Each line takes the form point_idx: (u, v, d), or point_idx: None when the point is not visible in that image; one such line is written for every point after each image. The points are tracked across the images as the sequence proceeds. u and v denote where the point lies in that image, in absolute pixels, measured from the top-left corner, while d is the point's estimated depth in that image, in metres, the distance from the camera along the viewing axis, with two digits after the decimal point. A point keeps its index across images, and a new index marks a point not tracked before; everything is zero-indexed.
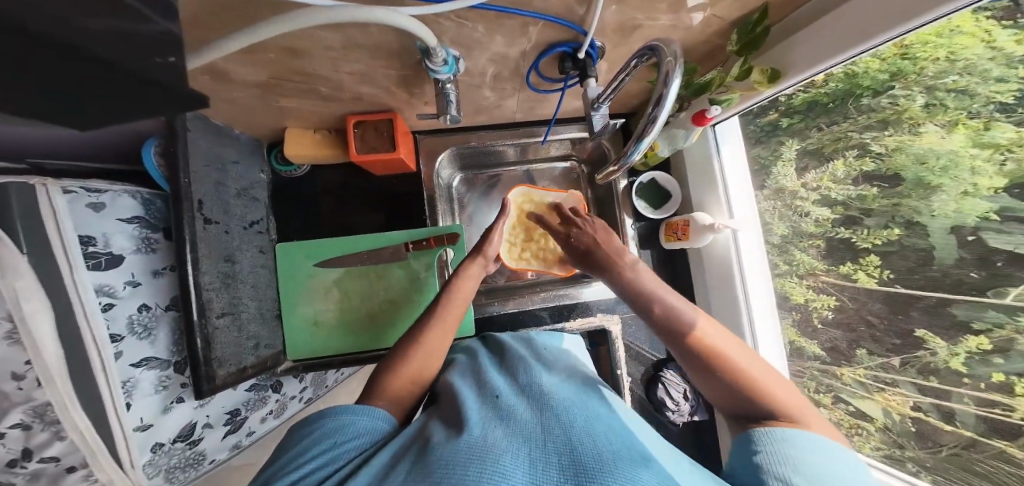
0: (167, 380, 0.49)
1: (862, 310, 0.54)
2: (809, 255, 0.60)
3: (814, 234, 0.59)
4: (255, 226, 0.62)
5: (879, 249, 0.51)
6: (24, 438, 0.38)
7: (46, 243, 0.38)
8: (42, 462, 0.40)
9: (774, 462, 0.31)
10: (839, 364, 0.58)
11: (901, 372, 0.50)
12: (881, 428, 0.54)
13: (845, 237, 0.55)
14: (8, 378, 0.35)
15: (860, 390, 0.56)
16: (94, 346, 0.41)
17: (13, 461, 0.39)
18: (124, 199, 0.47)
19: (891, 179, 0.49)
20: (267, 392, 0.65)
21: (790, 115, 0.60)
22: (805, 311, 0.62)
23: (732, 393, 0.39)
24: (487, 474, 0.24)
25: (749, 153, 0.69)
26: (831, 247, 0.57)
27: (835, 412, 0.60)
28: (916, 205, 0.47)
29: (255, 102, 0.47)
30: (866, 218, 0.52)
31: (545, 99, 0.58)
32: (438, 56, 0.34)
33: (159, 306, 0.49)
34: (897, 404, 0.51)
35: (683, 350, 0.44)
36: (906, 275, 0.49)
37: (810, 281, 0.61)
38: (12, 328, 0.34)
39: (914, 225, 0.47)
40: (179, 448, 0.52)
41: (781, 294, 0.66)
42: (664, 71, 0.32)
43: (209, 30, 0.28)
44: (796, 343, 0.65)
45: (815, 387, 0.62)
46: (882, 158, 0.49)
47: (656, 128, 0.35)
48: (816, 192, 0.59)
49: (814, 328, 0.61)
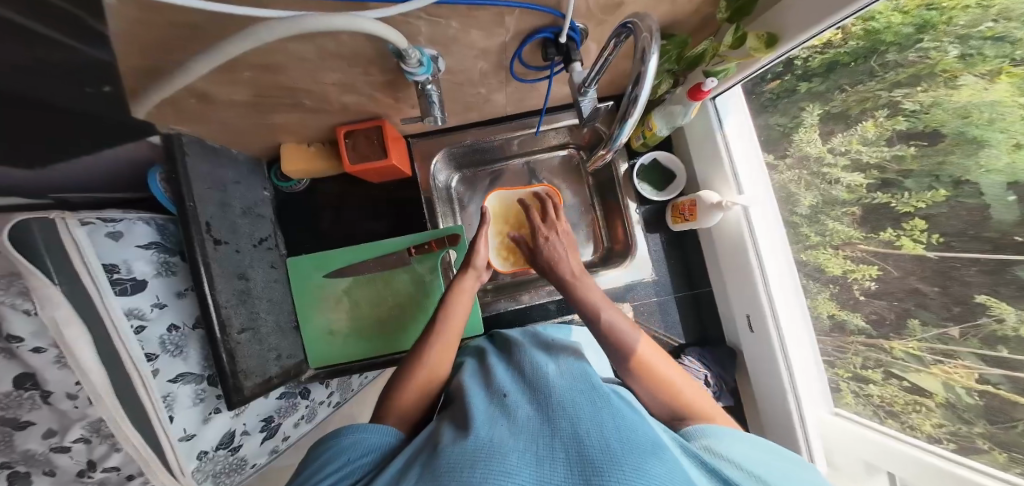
0: (202, 393, 0.52)
1: (907, 279, 0.50)
2: (843, 224, 0.56)
3: (848, 201, 0.55)
4: (265, 242, 0.64)
5: (923, 212, 0.46)
6: (87, 451, 0.42)
7: (74, 272, 0.39)
8: (105, 471, 0.44)
9: (725, 445, 0.31)
10: (887, 337, 0.53)
11: (962, 343, 0.44)
12: (944, 404, 0.47)
13: (883, 202, 0.50)
14: (65, 398, 0.39)
15: (914, 364, 0.50)
16: (132, 366, 0.43)
17: (81, 472, 0.43)
18: (140, 226, 0.49)
19: (930, 136, 0.44)
20: (296, 399, 0.68)
21: (808, 79, 0.56)
22: (844, 283, 0.58)
23: (665, 404, 0.40)
24: (493, 474, 0.23)
25: (767, 123, 0.66)
26: (867, 216, 0.53)
27: (887, 388, 0.54)
28: (961, 162, 0.42)
29: (247, 121, 0.47)
30: (905, 179, 0.47)
31: (534, 89, 0.56)
32: (413, 58, 0.33)
33: (187, 325, 0.52)
34: (962, 378, 0.45)
35: (620, 361, 0.44)
36: (958, 236, 0.44)
37: (847, 252, 0.56)
38: (59, 354, 0.37)
39: (963, 183, 0.42)
40: (222, 455, 0.55)
41: (815, 267, 0.62)
42: (641, 48, 0.29)
43: (176, 51, 0.28)
44: (836, 317, 0.60)
45: (861, 364, 0.57)
46: (918, 116, 0.44)
47: (639, 107, 0.33)
48: (845, 156, 0.54)
49: (856, 300, 0.57)
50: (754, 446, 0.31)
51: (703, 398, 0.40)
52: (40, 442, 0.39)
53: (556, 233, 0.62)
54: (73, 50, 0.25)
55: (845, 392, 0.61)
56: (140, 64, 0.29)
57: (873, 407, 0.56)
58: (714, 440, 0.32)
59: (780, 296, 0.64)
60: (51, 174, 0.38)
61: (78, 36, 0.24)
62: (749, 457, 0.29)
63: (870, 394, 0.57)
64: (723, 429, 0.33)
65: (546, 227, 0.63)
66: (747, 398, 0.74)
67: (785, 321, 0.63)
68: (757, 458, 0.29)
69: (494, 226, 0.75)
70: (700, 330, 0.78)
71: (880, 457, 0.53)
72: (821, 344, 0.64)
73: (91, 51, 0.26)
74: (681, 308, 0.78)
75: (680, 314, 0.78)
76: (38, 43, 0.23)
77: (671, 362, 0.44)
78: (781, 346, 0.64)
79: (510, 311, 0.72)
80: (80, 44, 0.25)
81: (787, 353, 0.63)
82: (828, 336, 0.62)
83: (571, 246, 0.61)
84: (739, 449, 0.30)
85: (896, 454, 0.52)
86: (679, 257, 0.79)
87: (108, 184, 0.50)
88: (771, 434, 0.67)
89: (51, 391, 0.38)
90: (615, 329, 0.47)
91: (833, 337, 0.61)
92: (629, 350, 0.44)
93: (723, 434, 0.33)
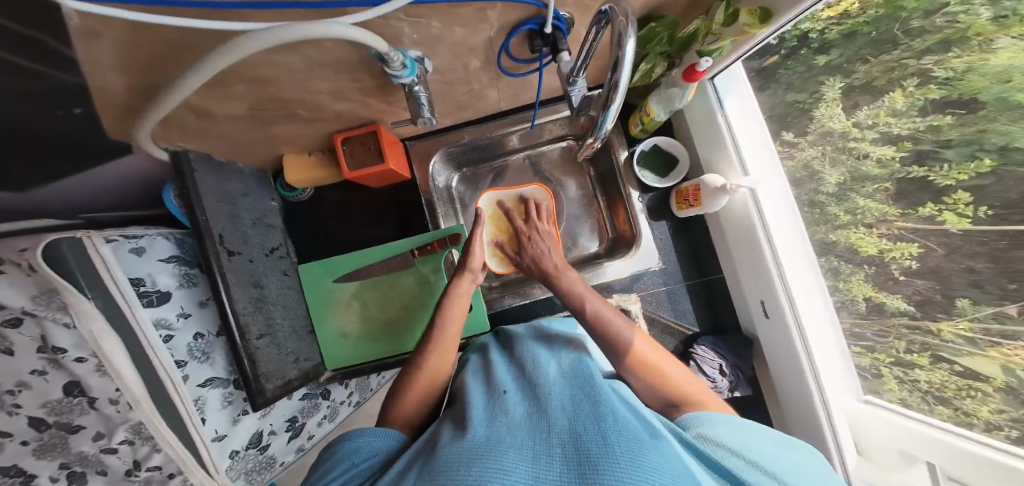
0: (230, 396, 0.54)
1: (952, 256, 0.45)
2: (876, 200, 0.51)
3: (879, 177, 0.51)
4: (276, 251, 0.66)
5: (966, 184, 0.41)
6: (132, 452, 0.45)
7: (104, 286, 0.41)
8: (149, 471, 0.47)
9: (724, 432, 0.30)
10: (933, 318, 0.48)
11: (1021, 322, 0.38)
12: (1003, 388, 0.42)
13: (919, 177, 0.46)
14: (108, 403, 0.41)
15: (967, 347, 0.44)
16: (165, 372, 0.46)
17: (129, 471, 0.46)
18: (160, 241, 0.52)
19: (969, 103, 0.39)
20: (318, 400, 0.70)
21: (825, 52, 0.53)
22: (880, 263, 0.53)
23: (658, 393, 0.39)
24: (489, 471, 0.23)
25: (786, 100, 0.62)
26: (903, 190, 0.48)
27: (937, 372, 0.49)
28: (1006, 128, 0.37)
29: (249, 134, 0.49)
30: (945, 150, 0.43)
31: (525, 82, 0.55)
32: (395, 60, 0.33)
33: (211, 333, 0.54)
34: (1019, 361, 0.39)
35: (615, 354, 0.43)
36: (1009, 207, 0.38)
37: (881, 230, 0.52)
38: (99, 362, 0.39)
39: (1011, 150, 0.37)
40: (252, 454, 0.57)
41: (849, 249, 0.57)
42: (616, 32, 0.27)
43: (170, 68, 0.29)
44: (873, 300, 0.56)
45: (905, 348, 0.53)
46: (951, 84, 0.41)
47: (620, 93, 0.32)
48: (873, 130, 0.50)
49: (895, 281, 0.52)
50: (756, 434, 0.30)
51: (699, 386, 0.39)
52: (91, 444, 0.43)
53: (539, 231, 0.65)
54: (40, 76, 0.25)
55: (888, 378, 0.56)
56: (134, 84, 0.31)
57: (920, 393, 0.52)
58: (713, 427, 0.31)
59: (797, 280, 0.62)
60: (45, 192, 0.40)
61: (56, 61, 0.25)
62: (750, 446, 0.28)
63: (917, 380, 0.52)
64: (720, 415, 0.33)
65: (528, 227, 0.66)
66: (767, 386, 0.71)
67: (804, 307, 0.60)
68: (755, 447, 0.28)
69: (488, 226, 0.73)
70: (716, 318, 0.75)
71: (916, 444, 0.50)
72: (843, 325, 0.62)
73: (57, 73, 0.27)
74: (693, 297, 0.76)
75: (692, 303, 0.76)
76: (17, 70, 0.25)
77: (663, 352, 0.43)
78: (799, 332, 0.61)
79: (516, 307, 0.72)
80: (56, 70, 0.27)
81: (807, 341, 0.59)
82: (855, 318, 0.59)
83: (558, 245, 0.63)
84: (740, 439, 0.29)
85: (931, 442, 0.48)
86: (686, 244, 0.77)
87: (120, 199, 0.53)
88: (795, 421, 0.65)
89: (96, 397, 0.41)
90: (607, 321, 0.46)
91: (873, 320, 0.56)
92: (622, 342, 0.43)
93: (722, 421, 0.32)
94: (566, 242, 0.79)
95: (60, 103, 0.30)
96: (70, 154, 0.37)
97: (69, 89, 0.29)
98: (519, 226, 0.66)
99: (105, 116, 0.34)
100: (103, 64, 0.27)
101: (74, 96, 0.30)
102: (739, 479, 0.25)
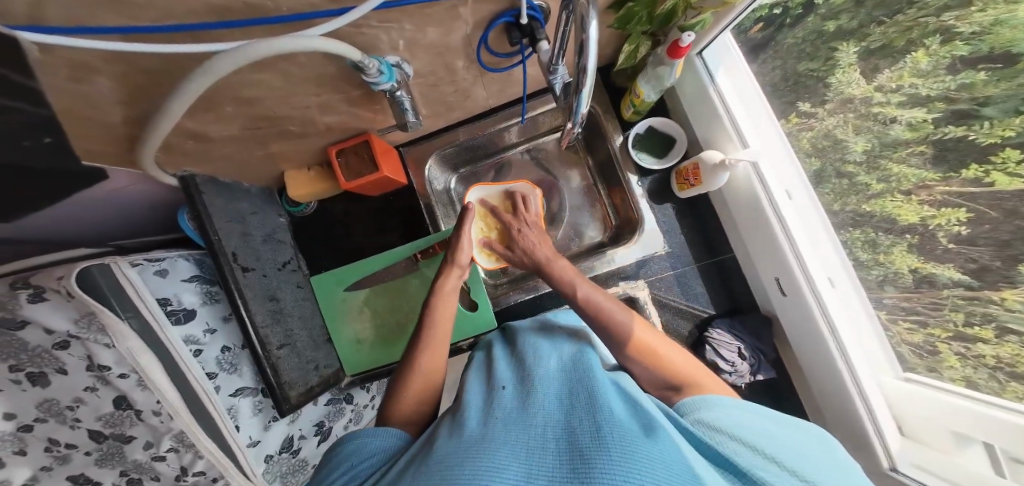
0: (260, 404, 0.56)
1: (1010, 220, 0.38)
2: (910, 165, 0.47)
3: (912, 141, 0.46)
4: (288, 265, 0.69)
5: (1014, 141, 0.36)
6: (178, 458, 0.48)
7: (135, 306, 0.44)
8: (195, 475, 0.49)
9: (722, 419, 0.29)
10: (995, 287, 0.41)
11: None
12: None
13: (957, 137, 0.41)
14: (152, 414, 0.44)
15: None
16: (197, 384, 0.48)
17: (178, 476, 0.49)
18: (181, 262, 0.54)
19: (1002, 57, 0.35)
20: (342, 404, 0.71)
21: (835, 16, 0.49)
22: (925, 232, 0.47)
23: (656, 376, 0.38)
24: (482, 471, 0.22)
25: (795, 70, 0.58)
26: (940, 153, 0.43)
27: (1005, 347, 0.41)
28: None
29: (246, 155, 0.51)
30: (984, 109, 0.38)
31: (510, 75, 0.55)
32: (371, 67, 0.33)
33: (236, 345, 0.56)
34: None
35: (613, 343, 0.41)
36: None
37: (923, 196, 0.46)
38: (140, 377, 0.42)
39: None
40: (286, 458, 0.59)
41: (886, 218, 0.52)
42: (579, 12, 0.26)
43: (159, 88, 0.30)
44: (922, 271, 0.49)
45: (963, 320, 0.46)
46: (982, 37, 0.36)
47: (591, 76, 0.30)
48: (898, 93, 0.46)
49: (943, 250, 0.46)
50: (760, 419, 0.28)
51: (696, 367, 0.39)
52: (143, 453, 0.47)
53: (528, 224, 0.64)
54: (19, 111, 0.26)
55: (947, 355, 0.49)
56: (126, 108, 0.32)
57: (990, 371, 0.44)
58: (712, 412, 0.30)
59: (813, 258, 0.58)
60: (56, 219, 0.42)
61: (31, 97, 0.26)
62: (750, 428, 0.27)
63: (982, 355, 0.45)
64: (718, 398, 0.32)
65: (517, 220, 0.66)
66: (794, 368, 0.68)
67: (823, 285, 0.57)
68: (754, 432, 0.26)
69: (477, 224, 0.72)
70: (732, 300, 0.72)
71: (966, 421, 0.46)
72: (871, 300, 0.58)
73: (38, 109, 0.27)
74: (705, 279, 0.73)
75: (705, 286, 0.73)
76: (9, 113, 0.25)
77: (660, 335, 0.42)
78: (820, 310, 0.57)
79: (522, 303, 0.71)
80: (33, 106, 0.27)
81: (830, 320, 0.56)
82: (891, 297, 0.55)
83: (547, 237, 0.62)
84: (741, 423, 0.28)
85: (991, 423, 0.43)
86: (694, 226, 0.74)
87: (132, 224, 0.56)
88: (827, 403, 0.62)
89: (141, 409, 0.44)
90: (603, 311, 0.45)
91: (898, 293, 0.54)
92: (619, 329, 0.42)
93: (722, 407, 0.30)
94: (570, 234, 0.78)
95: (35, 134, 0.29)
96: (72, 184, 0.39)
97: (46, 121, 0.29)
98: (510, 220, 0.65)
99: (89, 141, 0.34)
100: (99, 90, 0.28)
101: (69, 129, 0.31)
102: (732, 461, 0.23)
